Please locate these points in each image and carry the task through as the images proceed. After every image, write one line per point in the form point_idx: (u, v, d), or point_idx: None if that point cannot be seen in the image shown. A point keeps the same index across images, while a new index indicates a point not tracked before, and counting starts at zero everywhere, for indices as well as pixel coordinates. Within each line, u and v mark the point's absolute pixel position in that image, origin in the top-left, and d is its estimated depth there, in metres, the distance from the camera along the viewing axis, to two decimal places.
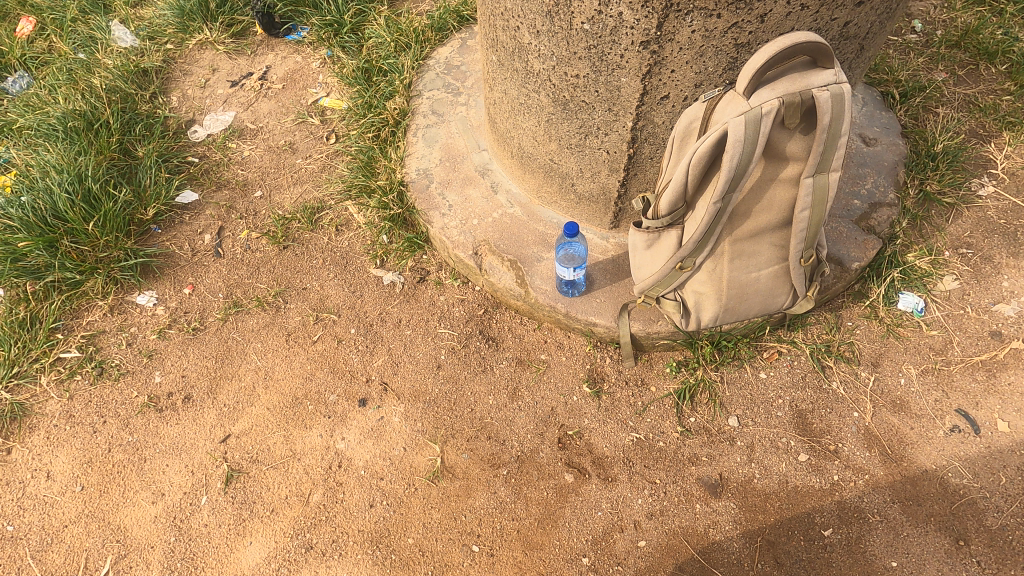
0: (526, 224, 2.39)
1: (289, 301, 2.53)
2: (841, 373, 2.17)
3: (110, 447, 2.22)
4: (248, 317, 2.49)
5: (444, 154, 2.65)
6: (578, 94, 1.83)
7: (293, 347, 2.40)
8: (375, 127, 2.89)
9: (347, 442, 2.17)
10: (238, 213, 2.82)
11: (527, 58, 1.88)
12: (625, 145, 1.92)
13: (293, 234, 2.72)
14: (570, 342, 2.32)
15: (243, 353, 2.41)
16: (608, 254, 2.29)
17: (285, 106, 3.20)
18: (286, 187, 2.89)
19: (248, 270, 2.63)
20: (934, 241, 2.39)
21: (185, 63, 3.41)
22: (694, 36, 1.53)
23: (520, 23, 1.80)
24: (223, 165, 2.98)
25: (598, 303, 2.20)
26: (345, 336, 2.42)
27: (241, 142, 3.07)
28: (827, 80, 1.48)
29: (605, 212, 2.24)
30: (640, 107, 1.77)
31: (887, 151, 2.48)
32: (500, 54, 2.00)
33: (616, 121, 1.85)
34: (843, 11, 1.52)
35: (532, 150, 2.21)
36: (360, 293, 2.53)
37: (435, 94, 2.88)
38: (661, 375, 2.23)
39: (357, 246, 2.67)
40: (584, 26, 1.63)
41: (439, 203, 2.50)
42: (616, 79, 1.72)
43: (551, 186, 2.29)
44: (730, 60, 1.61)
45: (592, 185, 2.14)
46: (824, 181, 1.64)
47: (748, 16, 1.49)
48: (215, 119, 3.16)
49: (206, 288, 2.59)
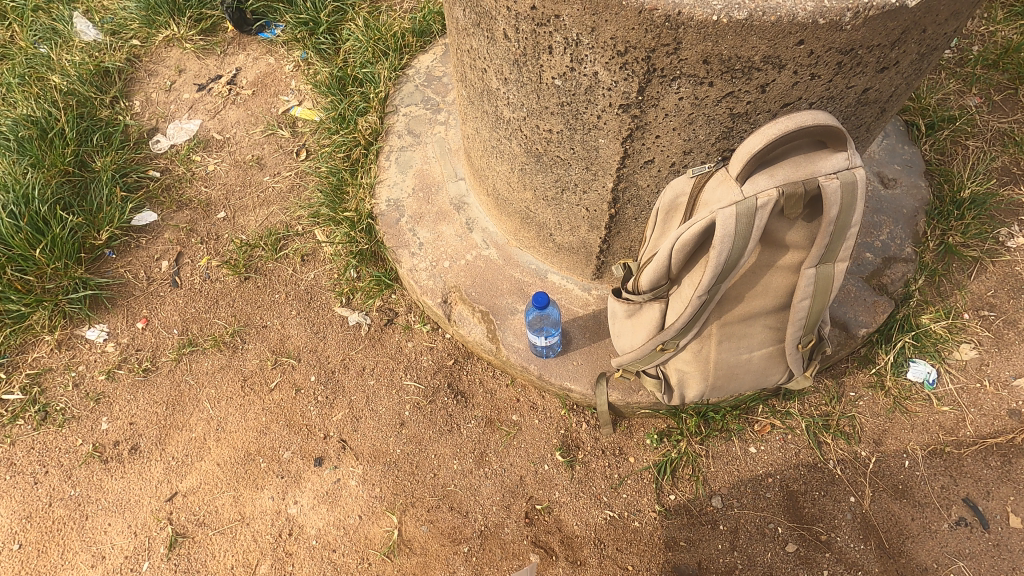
0: (501, 270, 2.18)
1: (248, 342, 2.36)
2: (839, 452, 1.98)
3: (50, 501, 2.09)
4: (203, 359, 2.33)
5: (418, 182, 2.42)
6: (552, 149, 1.59)
7: (248, 395, 2.24)
8: (347, 146, 2.64)
9: (299, 507, 2.03)
10: (199, 237, 2.62)
11: (496, 103, 1.64)
12: (606, 205, 1.69)
13: (255, 263, 2.54)
14: (545, 402, 2.13)
15: (196, 399, 2.25)
16: (589, 309, 2.09)
17: (254, 114, 2.95)
18: (252, 209, 2.69)
19: (207, 303, 2.47)
20: (953, 301, 2.14)
21: (151, 62, 3.16)
22: (681, 103, 1.28)
23: (487, 67, 1.55)
24: (185, 181, 2.77)
25: (574, 366, 2.00)
26: (305, 384, 2.25)
27: (206, 154, 2.85)
28: (837, 166, 1.23)
29: (587, 264, 2.03)
30: (621, 169, 1.53)
31: (907, 196, 2.22)
32: (469, 91, 1.77)
33: (595, 180, 1.62)
34: (862, 78, 1.25)
35: (507, 194, 1.98)
36: (322, 334, 2.35)
37: (413, 110, 2.62)
38: (641, 445, 2.04)
39: (324, 279, 2.47)
40: (555, 81, 1.38)
41: (409, 240, 2.29)
42: (593, 139, 1.48)
43: (528, 232, 2.06)
44: (724, 130, 1.34)
45: (571, 238, 1.93)
46: (829, 270, 1.40)
47: (746, 86, 1.22)
48: (179, 127, 2.93)
49: (161, 322, 2.43)
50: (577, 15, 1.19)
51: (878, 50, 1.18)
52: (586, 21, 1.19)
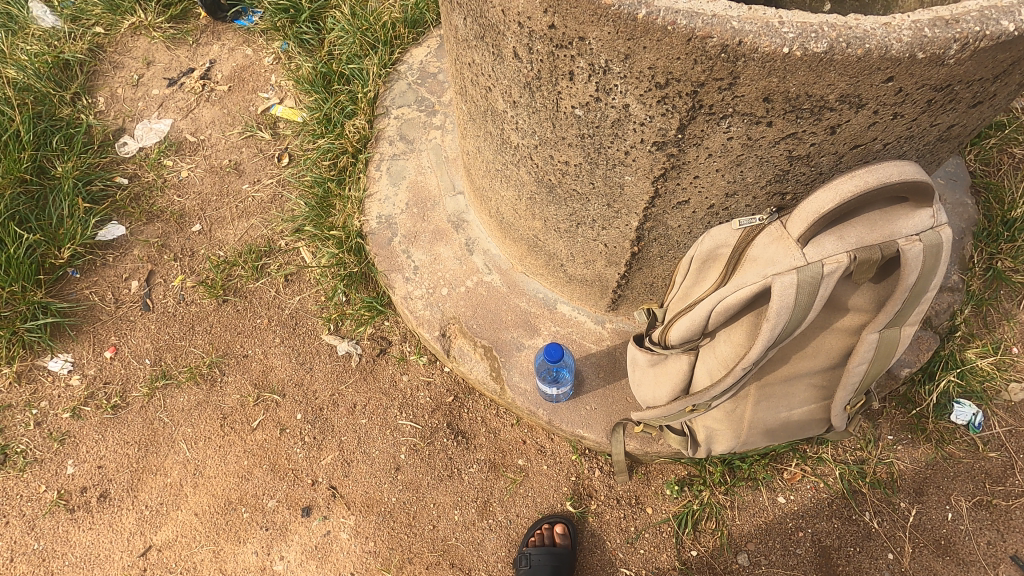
0: (505, 298, 1.97)
1: (227, 374, 2.16)
2: (875, 502, 1.82)
3: (12, 556, 1.92)
4: (179, 394, 2.13)
5: (412, 196, 2.18)
6: (568, 182, 1.37)
7: (228, 436, 2.05)
8: (333, 153, 2.37)
9: (286, 563, 1.86)
10: (172, 254, 2.39)
11: (502, 126, 1.40)
12: (628, 243, 1.47)
13: (233, 284, 2.31)
14: (554, 446, 1.95)
15: (171, 439, 2.06)
16: (603, 344, 1.89)
17: (230, 114, 2.67)
18: (230, 221, 2.44)
19: (182, 329, 2.25)
20: (1001, 333, 1.95)
21: (116, 52, 2.83)
22: (729, 143, 1.06)
23: (493, 86, 1.31)
24: (156, 189, 2.52)
25: (587, 411, 1.82)
26: (290, 423, 2.06)
27: (178, 159, 2.59)
28: (921, 225, 1.02)
29: (601, 296, 1.82)
30: (649, 209, 1.31)
31: (953, 215, 2.01)
32: (471, 108, 1.52)
33: (617, 218, 1.40)
34: (951, 115, 1.02)
35: (512, 220, 1.75)
36: (309, 366, 2.15)
37: (405, 112, 2.36)
38: (660, 495, 1.87)
39: (310, 303, 2.25)
40: (576, 111, 1.15)
41: (403, 263, 2.07)
42: (618, 175, 1.25)
43: (536, 260, 1.85)
44: (778, 174, 1.12)
45: (585, 271, 1.71)
46: (894, 334, 1.20)
47: (813, 128, 0.99)
48: (148, 128, 2.66)
49: (131, 351, 2.22)
50: (607, 39, 0.96)
51: (977, 85, 0.96)
52: (619, 47, 0.96)
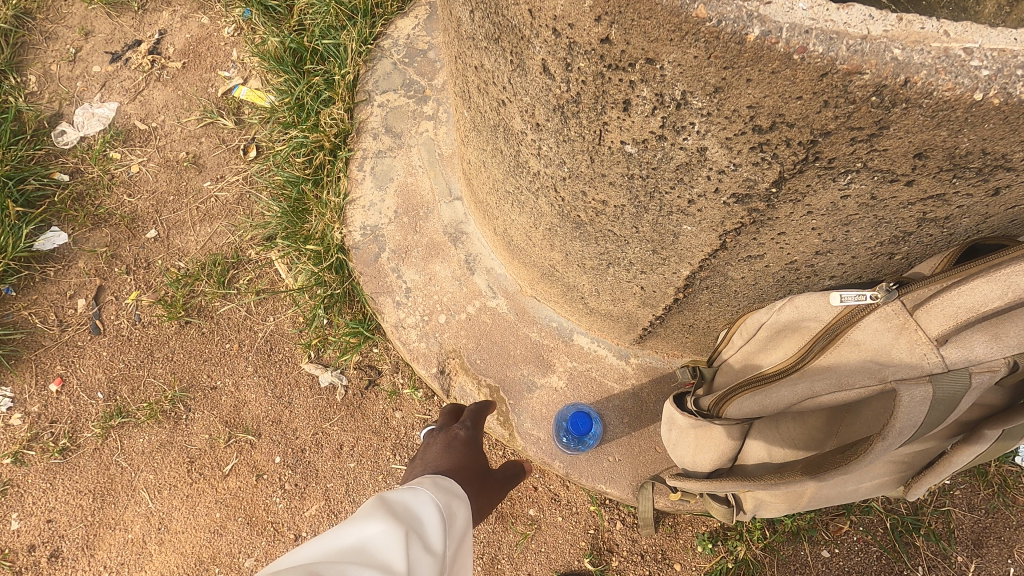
0: (512, 328, 1.70)
1: (193, 411, 1.89)
2: (929, 556, 1.63)
3: None
4: (137, 434, 1.88)
5: (401, 202, 1.85)
6: (604, 222, 1.08)
7: (196, 484, 1.83)
8: (307, 148, 2.02)
9: None
10: (124, 266, 2.07)
11: (518, 148, 1.09)
12: (672, 289, 1.20)
13: (195, 303, 2.00)
14: (569, 494, 1.71)
15: (131, 487, 1.84)
16: (627, 384, 1.64)
17: (186, 97, 2.28)
18: (191, 226, 2.12)
19: (138, 356, 1.96)
20: None
21: (47, 19, 2.36)
22: (842, 202, 0.77)
23: (510, 101, 0.99)
24: (102, 188, 2.16)
25: (609, 462, 1.61)
26: (267, 467, 1.83)
27: (127, 150, 2.22)
28: None
29: (628, 332, 1.54)
30: (709, 260, 1.04)
31: None
32: (477, 118, 1.20)
33: (663, 265, 1.12)
34: None
35: (525, 247, 1.45)
36: (287, 400, 1.88)
37: (391, 98, 1.99)
38: (689, 550, 1.66)
39: (286, 325, 1.96)
40: (626, 148, 0.85)
41: (393, 284, 1.78)
42: (674, 223, 0.97)
43: (550, 289, 1.56)
44: (896, 235, 0.84)
45: (612, 308, 1.44)
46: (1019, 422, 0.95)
47: (969, 189, 0.71)
48: (90, 113, 2.27)
49: (80, 383, 1.94)
50: (691, 66, 0.66)
51: None
52: (708, 76, 0.66)
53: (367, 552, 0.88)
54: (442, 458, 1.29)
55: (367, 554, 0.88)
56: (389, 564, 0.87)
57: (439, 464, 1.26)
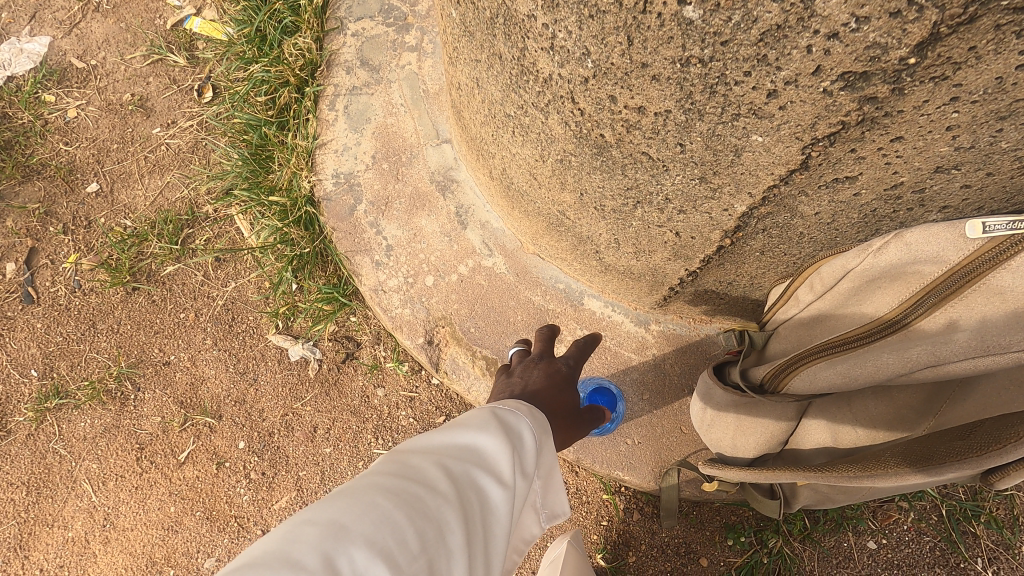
0: (512, 290, 1.45)
1: (143, 390, 1.64)
2: (991, 548, 1.43)
3: None
4: (79, 419, 1.63)
5: (380, 145, 1.57)
6: (639, 142, 0.82)
7: (147, 474, 1.60)
8: (269, 84, 1.71)
9: None
10: (60, 225, 1.79)
11: (524, 43, 0.81)
12: (719, 233, 0.95)
13: (143, 268, 1.72)
14: (578, 482, 1.49)
15: (71, 478, 1.61)
16: (647, 354, 1.40)
17: (130, 29, 1.94)
18: (138, 179, 1.83)
19: (78, 329, 1.70)
20: None
21: None
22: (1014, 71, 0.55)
23: None
24: (33, 136, 1.86)
25: (627, 446, 1.39)
26: (229, 454, 1.60)
27: (61, 92, 1.90)
28: None
29: (649, 292, 1.30)
30: (778, 188, 0.78)
31: None
32: (470, 12, 0.92)
33: (711, 199, 0.86)
34: None
35: (528, 190, 1.19)
36: (252, 377, 1.63)
37: (366, 26, 1.64)
38: (717, 544, 1.45)
39: (249, 292, 1.70)
40: (689, 13, 0.59)
41: (372, 242, 1.52)
42: (741, 133, 0.71)
43: (558, 242, 1.30)
44: None
45: (634, 263, 1.19)
46: None
47: None
48: (18, 48, 1.93)
49: (11, 361, 1.68)
50: None
51: None
52: None
53: (482, 455, 0.68)
54: (540, 387, 0.99)
55: (480, 459, 0.67)
56: (504, 474, 0.68)
57: (532, 391, 0.97)
